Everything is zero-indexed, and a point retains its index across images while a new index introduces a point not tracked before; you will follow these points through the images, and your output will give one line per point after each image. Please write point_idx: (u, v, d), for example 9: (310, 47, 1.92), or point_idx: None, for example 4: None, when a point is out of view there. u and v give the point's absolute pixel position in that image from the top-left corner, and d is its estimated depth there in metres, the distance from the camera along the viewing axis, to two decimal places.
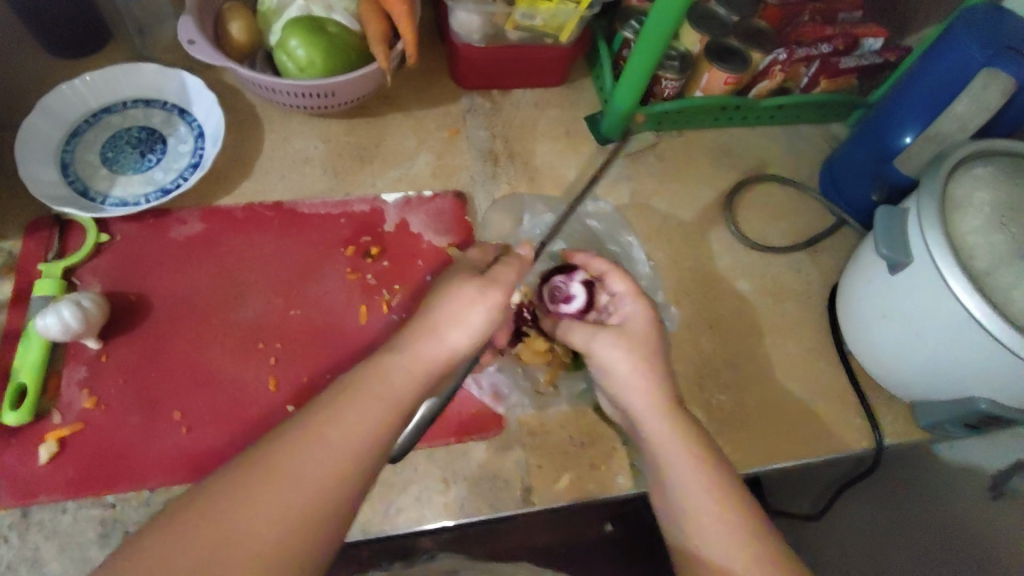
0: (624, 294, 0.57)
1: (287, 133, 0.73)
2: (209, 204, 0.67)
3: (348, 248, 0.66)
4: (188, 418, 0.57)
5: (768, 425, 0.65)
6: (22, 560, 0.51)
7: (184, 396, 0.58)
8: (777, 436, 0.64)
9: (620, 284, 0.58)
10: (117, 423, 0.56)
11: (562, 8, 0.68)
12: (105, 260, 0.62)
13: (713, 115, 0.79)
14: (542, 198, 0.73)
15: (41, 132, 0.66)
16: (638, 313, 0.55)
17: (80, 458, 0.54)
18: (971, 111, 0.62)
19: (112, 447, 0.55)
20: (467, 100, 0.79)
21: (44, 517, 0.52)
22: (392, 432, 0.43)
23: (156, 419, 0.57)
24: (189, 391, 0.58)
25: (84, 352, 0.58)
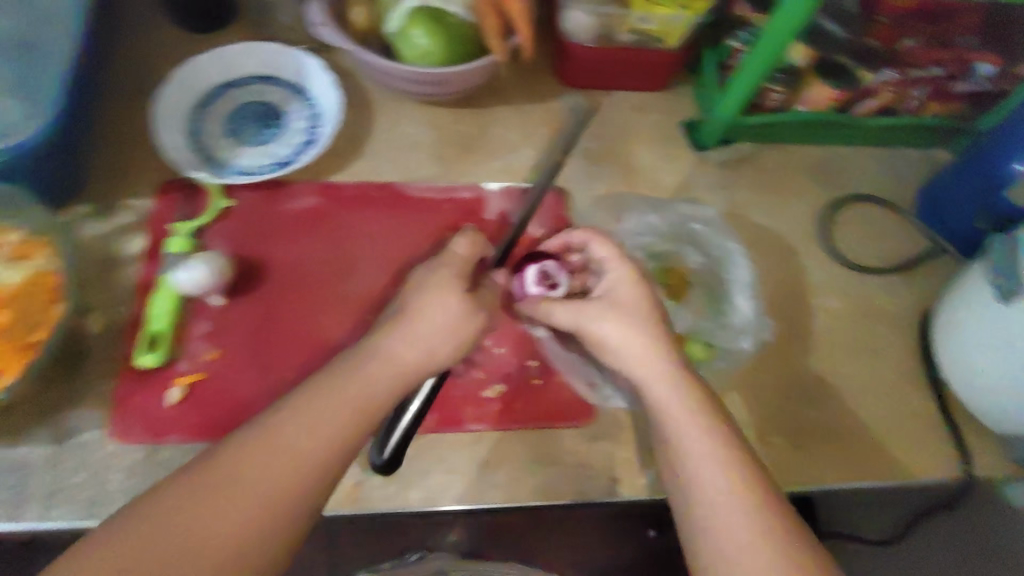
0: (609, 259, 0.60)
1: (397, 117, 0.76)
2: (322, 180, 0.71)
3: (452, 233, 0.69)
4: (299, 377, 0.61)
5: (844, 442, 0.65)
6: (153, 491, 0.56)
7: (297, 358, 0.62)
8: (854, 454, 0.65)
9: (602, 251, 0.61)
10: (235, 377, 0.61)
11: (676, 13, 0.69)
12: (228, 226, 0.67)
13: (806, 131, 0.79)
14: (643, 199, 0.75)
15: (172, 101, 0.70)
16: (625, 283, 0.59)
17: (204, 404, 0.59)
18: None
19: (230, 399, 0.60)
20: (569, 99, 0.80)
21: (169, 456, 0.58)
22: None
23: (270, 377, 0.61)
24: (301, 354, 0.62)
25: (208, 308, 0.63)
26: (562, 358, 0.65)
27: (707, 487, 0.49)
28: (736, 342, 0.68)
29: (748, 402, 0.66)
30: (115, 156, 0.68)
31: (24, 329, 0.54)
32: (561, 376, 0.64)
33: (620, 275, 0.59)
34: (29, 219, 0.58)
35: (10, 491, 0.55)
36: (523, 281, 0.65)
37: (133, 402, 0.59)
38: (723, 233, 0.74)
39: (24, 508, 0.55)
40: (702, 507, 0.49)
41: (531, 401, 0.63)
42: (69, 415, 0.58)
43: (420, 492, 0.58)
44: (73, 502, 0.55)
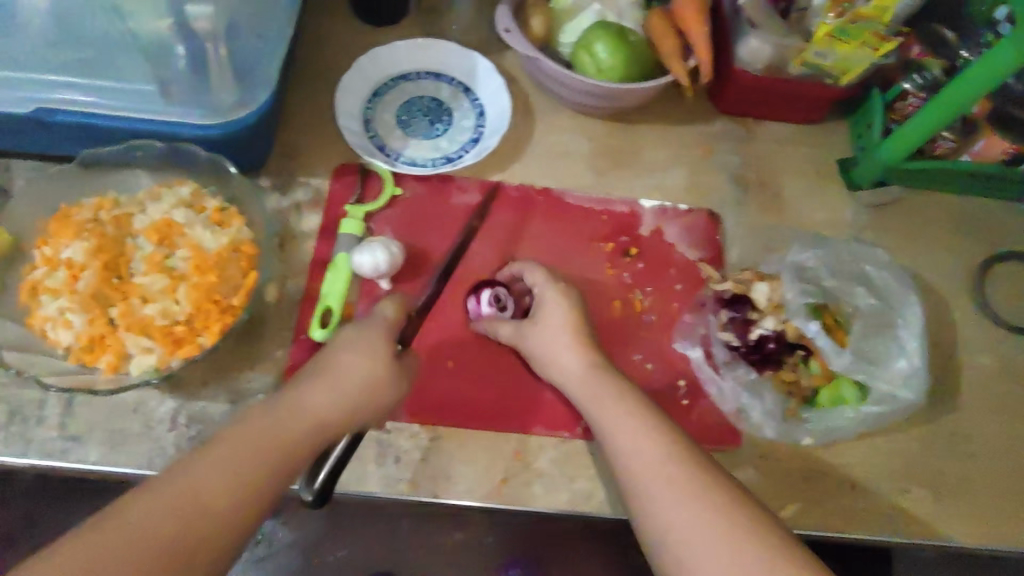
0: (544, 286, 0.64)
1: (556, 124, 0.77)
2: (484, 178, 0.73)
3: (608, 244, 0.71)
4: (459, 366, 0.65)
5: (981, 505, 0.64)
6: None
7: (458, 350, 0.66)
8: (989, 518, 0.64)
9: (538, 275, 0.65)
10: None
11: (860, 52, 0.69)
12: (396, 213, 0.69)
13: (960, 180, 0.76)
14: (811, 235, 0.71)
15: (353, 88, 0.73)
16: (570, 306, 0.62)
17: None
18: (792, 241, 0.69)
19: None
20: (721, 123, 0.79)
21: None
22: None
23: (433, 364, 0.65)
24: (462, 346, 0.66)
25: (375, 292, 0.66)
26: (714, 382, 0.65)
27: (689, 525, 0.48)
28: (897, 393, 0.63)
29: (890, 454, 0.65)
30: (297, 136, 0.72)
31: (225, 292, 0.58)
32: (710, 398, 0.65)
33: (552, 294, 0.63)
34: (228, 188, 0.63)
35: (192, 440, 0.59)
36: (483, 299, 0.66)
37: (303, 371, 0.62)
38: (901, 279, 0.68)
39: None
40: (691, 554, 0.47)
41: (680, 420, 0.64)
42: (245, 376, 0.62)
43: (563, 496, 0.61)
44: None
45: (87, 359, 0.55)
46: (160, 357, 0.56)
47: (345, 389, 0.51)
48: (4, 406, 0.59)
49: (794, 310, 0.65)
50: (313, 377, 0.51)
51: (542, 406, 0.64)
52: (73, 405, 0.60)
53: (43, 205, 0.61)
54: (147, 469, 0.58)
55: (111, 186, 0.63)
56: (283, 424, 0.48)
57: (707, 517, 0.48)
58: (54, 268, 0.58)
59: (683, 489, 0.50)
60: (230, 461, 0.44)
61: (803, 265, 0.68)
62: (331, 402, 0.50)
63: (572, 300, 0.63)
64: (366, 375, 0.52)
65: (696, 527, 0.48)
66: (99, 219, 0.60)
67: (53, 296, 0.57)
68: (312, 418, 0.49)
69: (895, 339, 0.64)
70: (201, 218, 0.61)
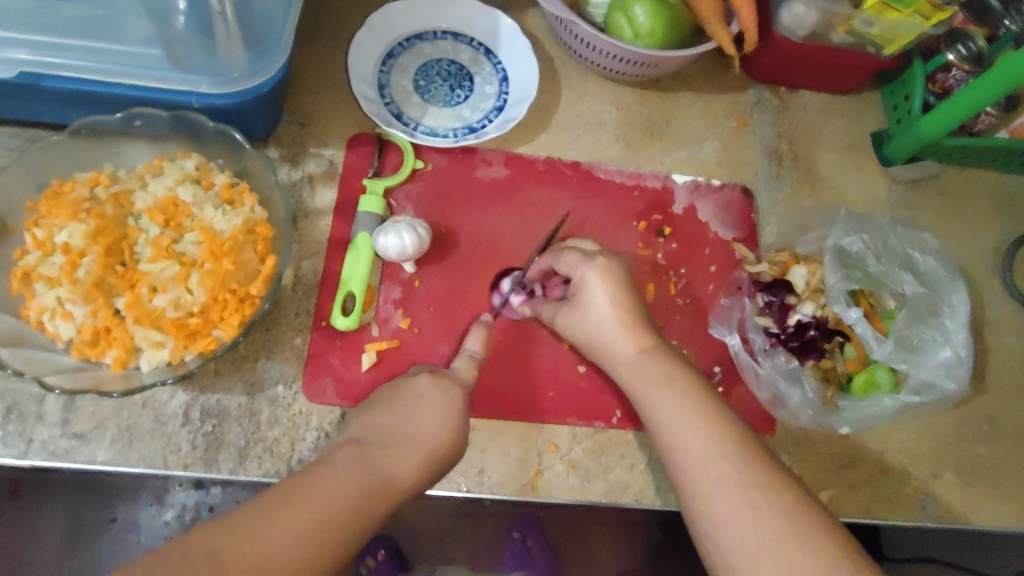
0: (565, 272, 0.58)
1: (583, 93, 0.72)
2: (511, 149, 0.68)
3: (641, 223, 0.68)
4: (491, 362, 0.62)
5: (1007, 485, 0.65)
6: None
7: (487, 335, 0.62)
8: (1012, 498, 0.64)
9: (571, 258, 0.59)
10: (428, 348, 0.61)
11: (908, 20, 0.65)
12: (418, 188, 0.65)
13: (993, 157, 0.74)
14: (857, 214, 0.67)
15: (366, 48, 0.67)
16: (605, 298, 0.56)
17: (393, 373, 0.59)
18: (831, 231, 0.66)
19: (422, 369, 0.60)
20: (755, 92, 0.76)
21: None
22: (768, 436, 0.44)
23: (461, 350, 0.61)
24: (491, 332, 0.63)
25: (399, 274, 0.62)
26: (752, 369, 0.63)
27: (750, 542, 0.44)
28: (940, 381, 0.61)
29: (921, 439, 0.65)
30: (307, 101, 0.66)
31: (241, 280, 0.53)
32: (747, 384, 0.63)
33: (596, 273, 0.57)
34: (239, 162, 0.58)
35: (209, 436, 0.56)
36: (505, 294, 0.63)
37: (325, 361, 0.59)
38: (948, 267, 0.66)
39: (220, 455, 0.55)
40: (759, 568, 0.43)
41: None
42: (263, 366, 0.58)
43: (600, 486, 0.59)
44: (269, 455, 0.56)
45: (91, 354, 0.51)
46: (173, 351, 0.51)
47: (417, 444, 0.48)
48: (1, 400, 0.54)
49: (835, 295, 0.63)
50: (382, 433, 0.49)
51: (577, 396, 0.62)
52: (75, 401, 0.55)
53: (27, 177, 0.55)
54: (163, 468, 0.55)
55: (107, 158, 0.57)
56: (358, 480, 0.44)
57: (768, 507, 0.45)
58: (48, 253, 0.52)
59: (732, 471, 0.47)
60: (303, 516, 0.41)
61: (858, 247, 0.65)
62: (404, 459, 0.47)
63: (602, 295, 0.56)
64: (433, 424, 0.50)
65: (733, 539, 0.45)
66: (96, 198, 0.54)
67: (50, 284, 0.52)
68: (386, 476, 0.46)
69: (941, 325, 0.63)
70: (210, 196, 0.56)
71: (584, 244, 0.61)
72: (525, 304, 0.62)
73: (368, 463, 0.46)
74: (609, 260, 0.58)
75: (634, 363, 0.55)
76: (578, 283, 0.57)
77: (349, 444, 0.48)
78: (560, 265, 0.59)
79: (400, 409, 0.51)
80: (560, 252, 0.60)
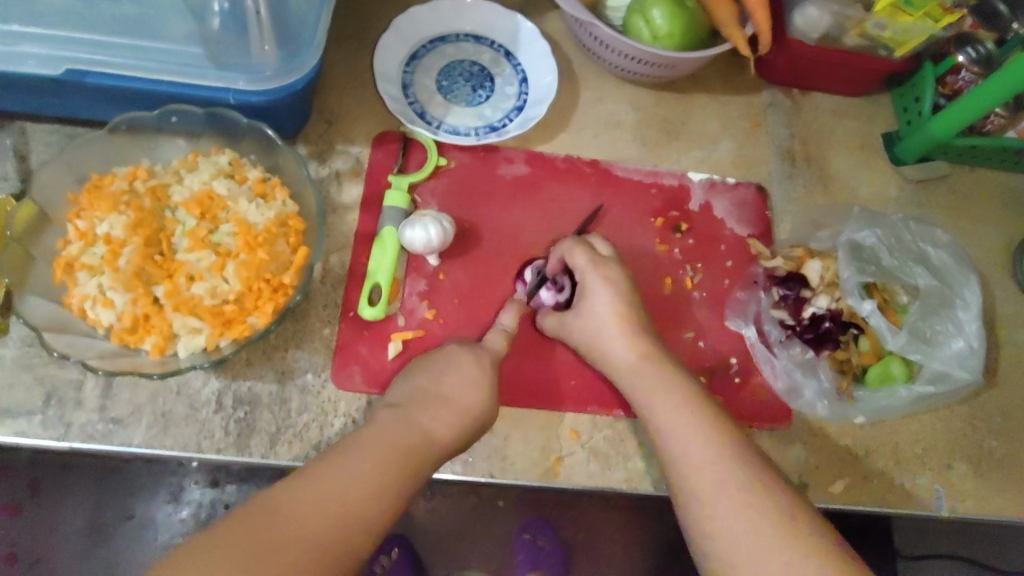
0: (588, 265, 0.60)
1: (602, 93, 0.74)
2: (531, 148, 0.70)
3: (658, 219, 0.69)
4: (512, 348, 0.63)
5: (1018, 478, 0.66)
6: None
7: None
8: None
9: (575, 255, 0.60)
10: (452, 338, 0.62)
11: (919, 23, 0.68)
12: (442, 184, 0.67)
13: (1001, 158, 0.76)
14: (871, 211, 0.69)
15: (392, 50, 0.69)
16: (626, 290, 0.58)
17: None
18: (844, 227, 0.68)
19: None
20: (768, 94, 0.78)
21: None
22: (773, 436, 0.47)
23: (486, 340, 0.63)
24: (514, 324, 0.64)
25: (424, 267, 0.64)
26: (768, 360, 0.65)
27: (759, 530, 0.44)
28: (953, 371, 0.63)
29: (935, 432, 0.66)
30: (334, 101, 0.68)
31: (274, 270, 0.55)
32: (763, 375, 0.65)
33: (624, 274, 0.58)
34: (271, 158, 0.61)
35: (240, 423, 0.57)
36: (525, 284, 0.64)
37: (354, 350, 0.61)
38: (961, 261, 0.67)
39: (252, 440, 0.57)
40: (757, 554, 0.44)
41: (733, 399, 0.64)
42: (292, 356, 0.60)
43: (620, 475, 0.61)
44: (298, 441, 0.58)
45: (130, 341, 0.53)
46: (208, 338, 0.53)
47: (452, 405, 0.52)
48: (40, 387, 0.56)
49: (849, 288, 0.64)
50: (418, 398, 0.52)
51: (597, 385, 0.63)
52: (112, 386, 0.57)
53: (68, 170, 0.57)
54: (197, 452, 0.56)
55: (143, 153, 0.59)
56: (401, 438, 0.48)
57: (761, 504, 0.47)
58: (89, 244, 0.54)
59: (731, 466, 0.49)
60: (359, 476, 0.45)
61: (873, 241, 0.67)
62: (439, 417, 0.51)
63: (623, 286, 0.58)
64: (465, 385, 0.53)
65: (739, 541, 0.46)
66: (134, 191, 0.56)
67: (90, 273, 0.53)
68: (425, 434, 0.49)
69: (953, 318, 0.65)
70: (244, 190, 0.58)
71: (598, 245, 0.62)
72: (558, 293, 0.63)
73: (407, 423, 0.50)
74: None
75: (652, 353, 0.56)
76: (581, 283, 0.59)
77: (389, 409, 0.52)
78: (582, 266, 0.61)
79: (431, 374, 0.54)
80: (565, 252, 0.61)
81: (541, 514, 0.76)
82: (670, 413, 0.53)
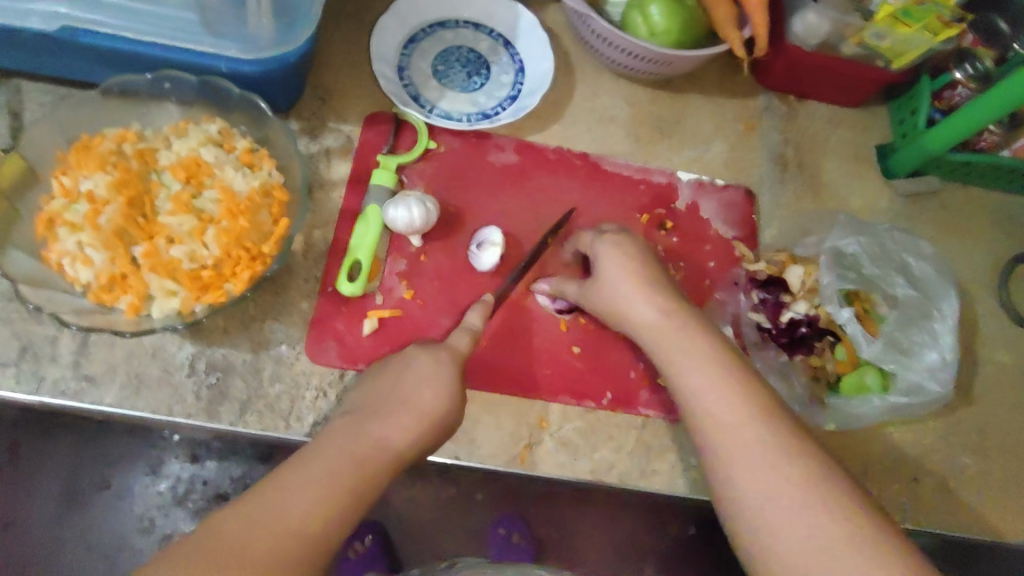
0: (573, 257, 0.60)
1: (597, 88, 0.74)
2: (522, 137, 0.71)
3: (644, 215, 0.70)
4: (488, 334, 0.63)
5: (987, 496, 0.66)
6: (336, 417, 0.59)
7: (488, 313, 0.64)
8: (992, 508, 0.65)
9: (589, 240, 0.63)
10: (429, 320, 0.63)
11: (917, 34, 0.67)
12: (431, 167, 0.67)
13: (995, 176, 0.75)
14: (856, 221, 0.69)
15: (390, 32, 0.69)
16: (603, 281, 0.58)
17: (395, 340, 0.62)
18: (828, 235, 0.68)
19: (423, 339, 0.62)
20: (764, 98, 0.78)
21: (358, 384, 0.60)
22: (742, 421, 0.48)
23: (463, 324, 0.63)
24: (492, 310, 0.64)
25: (405, 248, 0.64)
26: None
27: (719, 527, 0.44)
28: (925, 384, 0.63)
29: (907, 443, 0.66)
30: (329, 78, 0.69)
31: (255, 239, 0.56)
32: None
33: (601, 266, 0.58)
34: (260, 130, 0.61)
35: (213, 389, 0.58)
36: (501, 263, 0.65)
37: (330, 325, 0.61)
38: (942, 274, 0.67)
39: (222, 407, 0.57)
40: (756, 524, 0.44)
41: None
42: (269, 327, 0.60)
43: (586, 465, 0.61)
44: (268, 411, 0.58)
45: (106, 300, 0.53)
46: (184, 301, 0.54)
47: (410, 407, 0.51)
48: (16, 341, 0.57)
49: (828, 295, 0.64)
50: (378, 407, 0.52)
51: (570, 375, 0.64)
52: (88, 344, 0.57)
53: (57, 129, 0.57)
54: (167, 415, 0.57)
55: (134, 117, 0.59)
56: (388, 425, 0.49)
57: (789, 472, 0.46)
58: (73, 201, 0.55)
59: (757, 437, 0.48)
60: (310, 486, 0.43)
61: (856, 249, 0.67)
62: (396, 419, 0.50)
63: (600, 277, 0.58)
64: (421, 391, 0.52)
65: (768, 511, 0.45)
66: (122, 152, 0.57)
67: (72, 231, 0.54)
68: (378, 437, 0.48)
69: (930, 330, 0.65)
70: (231, 158, 0.58)
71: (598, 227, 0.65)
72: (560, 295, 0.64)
73: (360, 427, 0.49)
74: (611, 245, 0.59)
75: None
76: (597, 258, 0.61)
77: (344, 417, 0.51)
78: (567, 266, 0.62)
79: (392, 383, 0.53)
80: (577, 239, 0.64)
81: (518, 510, 0.70)
82: (694, 380, 0.52)
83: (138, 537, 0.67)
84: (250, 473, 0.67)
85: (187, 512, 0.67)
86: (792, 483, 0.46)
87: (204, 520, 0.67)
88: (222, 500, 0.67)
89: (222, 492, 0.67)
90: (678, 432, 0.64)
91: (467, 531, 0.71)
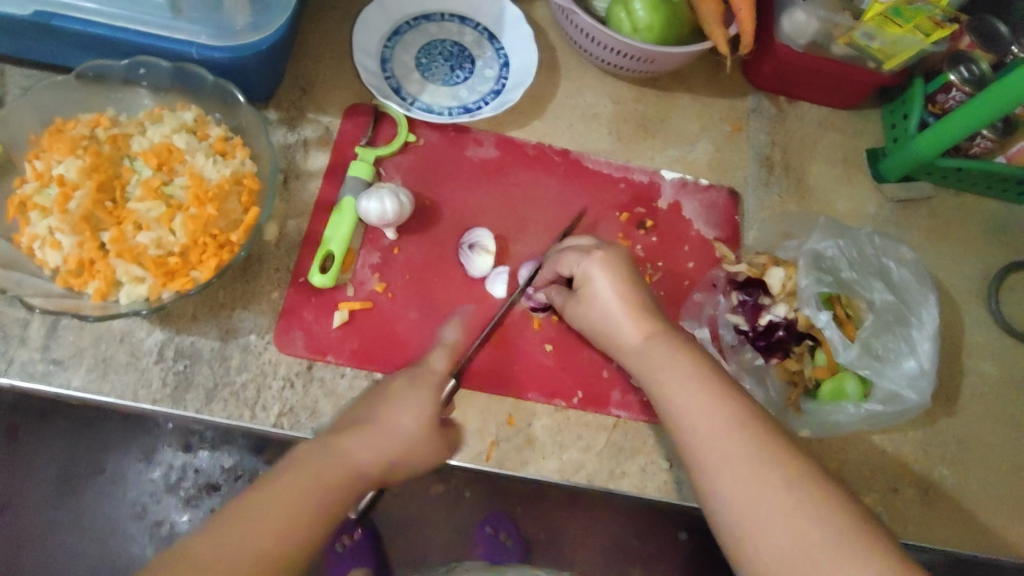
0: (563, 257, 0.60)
1: (582, 84, 0.74)
2: (503, 132, 0.70)
3: (623, 214, 0.69)
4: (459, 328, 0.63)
5: (963, 510, 0.64)
6: (301, 408, 0.59)
7: (460, 308, 0.64)
8: (966, 522, 0.64)
9: (571, 256, 0.60)
10: (398, 313, 0.62)
11: (908, 36, 0.66)
12: (408, 161, 0.67)
13: (987, 182, 0.74)
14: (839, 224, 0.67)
15: (373, 23, 0.69)
16: (596, 278, 0.57)
17: (363, 333, 0.61)
18: (808, 238, 0.66)
19: (393, 333, 0.62)
20: (754, 99, 0.77)
21: (325, 376, 0.60)
22: (717, 432, 0.49)
23: (432, 319, 0.63)
24: (465, 306, 0.64)
25: (380, 240, 0.64)
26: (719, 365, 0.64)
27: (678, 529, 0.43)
28: (902, 392, 0.61)
29: (886, 453, 0.65)
30: (310, 69, 0.69)
31: (223, 227, 0.56)
32: None
33: (597, 268, 0.58)
34: (234, 118, 0.61)
35: (179, 375, 0.58)
36: (477, 266, 0.65)
37: (298, 316, 0.61)
38: (923, 280, 0.66)
39: (188, 394, 0.57)
40: (745, 534, 0.46)
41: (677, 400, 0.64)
42: (238, 316, 0.60)
43: (553, 465, 0.60)
44: (234, 400, 0.58)
45: (73, 284, 0.53)
46: (151, 288, 0.54)
47: None
48: None
49: (806, 298, 0.63)
50: None
51: (540, 373, 0.63)
52: (57, 328, 0.57)
53: (34, 115, 0.58)
54: (132, 400, 0.56)
55: (108, 103, 0.60)
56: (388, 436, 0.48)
57: (761, 502, 0.46)
58: (44, 185, 0.54)
59: (744, 451, 0.47)
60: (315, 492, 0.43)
61: (836, 249, 0.65)
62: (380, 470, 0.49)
63: (593, 274, 0.58)
64: None
65: (740, 520, 0.46)
66: (95, 137, 0.57)
67: (43, 214, 0.54)
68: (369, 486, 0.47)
69: (907, 337, 0.63)
70: (203, 146, 0.58)
71: (577, 240, 0.63)
72: (537, 292, 0.64)
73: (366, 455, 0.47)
74: (606, 251, 0.58)
75: None
76: (580, 274, 0.59)
77: None
78: (559, 265, 0.61)
79: None
80: (554, 253, 0.62)
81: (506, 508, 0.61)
82: (672, 383, 0.52)
83: (129, 524, 0.57)
84: (241, 464, 0.58)
85: (178, 501, 0.58)
86: (760, 497, 0.46)
87: (196, 510, 0.57)
88: (216, 490, 0.58)
89: (215, 481, 0.58)
90: (651, 434, 0.63)
91: (452, 533, 0.61)
